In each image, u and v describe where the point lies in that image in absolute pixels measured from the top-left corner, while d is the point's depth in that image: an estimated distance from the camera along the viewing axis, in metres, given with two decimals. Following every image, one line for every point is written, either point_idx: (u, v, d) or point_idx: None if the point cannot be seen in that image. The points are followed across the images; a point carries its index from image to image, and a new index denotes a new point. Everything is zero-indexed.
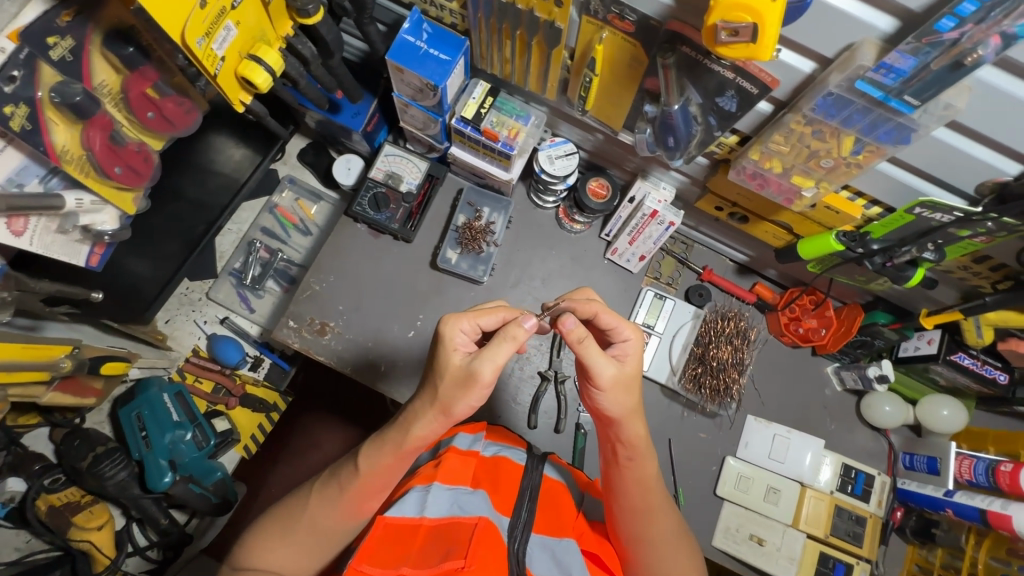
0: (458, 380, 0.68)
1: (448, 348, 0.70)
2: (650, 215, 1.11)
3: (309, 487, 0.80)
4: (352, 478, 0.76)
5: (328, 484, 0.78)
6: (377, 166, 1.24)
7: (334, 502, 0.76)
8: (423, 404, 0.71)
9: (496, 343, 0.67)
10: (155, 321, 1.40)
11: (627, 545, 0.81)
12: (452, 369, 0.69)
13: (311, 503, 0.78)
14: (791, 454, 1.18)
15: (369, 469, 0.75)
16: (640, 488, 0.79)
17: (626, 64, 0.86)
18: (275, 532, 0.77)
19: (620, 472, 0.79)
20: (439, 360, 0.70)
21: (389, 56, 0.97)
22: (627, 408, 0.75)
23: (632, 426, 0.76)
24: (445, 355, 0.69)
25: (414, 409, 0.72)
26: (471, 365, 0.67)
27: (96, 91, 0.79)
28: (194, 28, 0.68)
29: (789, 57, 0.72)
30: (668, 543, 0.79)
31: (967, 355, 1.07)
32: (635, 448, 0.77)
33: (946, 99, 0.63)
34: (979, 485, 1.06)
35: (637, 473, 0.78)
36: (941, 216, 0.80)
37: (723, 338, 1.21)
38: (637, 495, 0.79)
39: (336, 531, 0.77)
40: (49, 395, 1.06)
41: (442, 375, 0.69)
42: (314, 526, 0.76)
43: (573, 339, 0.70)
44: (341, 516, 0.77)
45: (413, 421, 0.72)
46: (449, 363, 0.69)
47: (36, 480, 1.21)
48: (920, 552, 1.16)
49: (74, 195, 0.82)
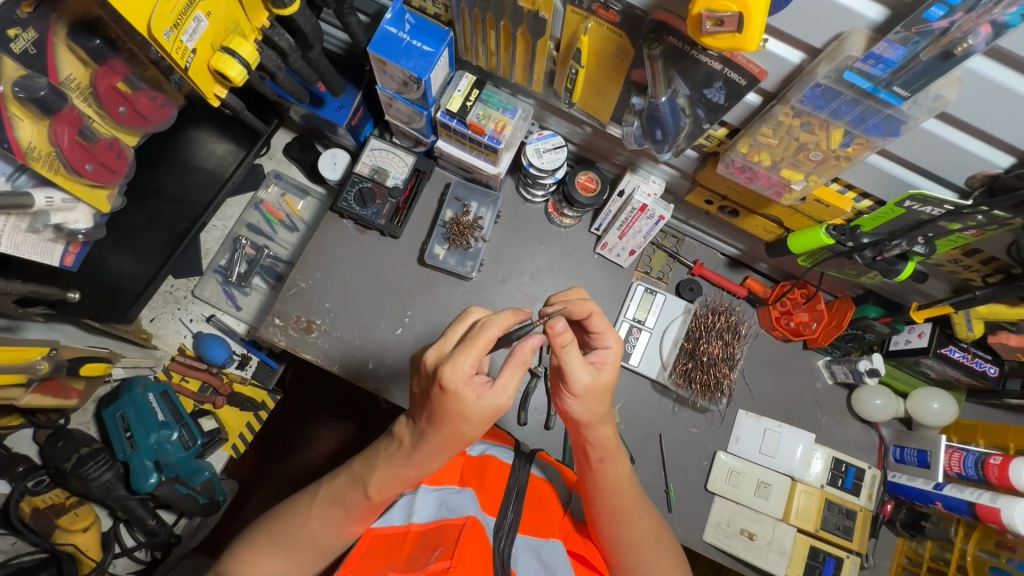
0: (483, 418, 0.66)
1: (463, 396, 0.64)
2: (640, 209, 1.09)
3: (307, 500, 0.76)
4: (360, 501, 0.73)
5: (330, 503, 0.74)
6: (363, 161, 1.22)
7: (338, 521, 0.74)
8: (436, 439, 0.67)
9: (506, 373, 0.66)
10: (139, 319, 1.37)
11: (610, 551, 0.80)
12: (478, 412, 0.65)
13: (312, 522, 0.74)
14: (782, 449, 1.18)
15: (382, 496, 0.72)
16: (617, 490, 0.78)
17: (612, 56, 0.84)
18: (271, 546, 0.74)
19: (594, 475, 0.78)
20: (455, 407, 0.64)
21: (371, 48, 0.95)
22: (597, 415, 0.74)
23: (600, 429, 0.75)
24: (467, 402, 0.64)
25: (425, 443, 0.68)
26: (500, 403, 0.66)
27: (62, 86, 0.78)
28: (161, 20, 0.66)
29: (776, 47, 0.70)
30: (648, 543, 0.79)
31: (958, 348, 1.06)
32: (606, 450, 0.77)
33: (935, 91, 0.62)
34: (968, 478, 1.06)
35: (613, 474, 0.78)
36: (931, 209, 0.79)
37: (714, 333, 1.20)
38: (614, 499, 0.78)
39: (335, 544, 0.76)
40: (27, 398, 1.03)
41: (467, 417, 0.65)
42: (314, 544, 0.75)
43: (559, 342, 0.68)
44: (343, 532, 0.75)
45: (422, 450, 0.69)
46: (470, 409, 0.64)
47: (19, 483, 1.19)
48: (910, 545, 1.16)
49: (44, 194, 0.80)
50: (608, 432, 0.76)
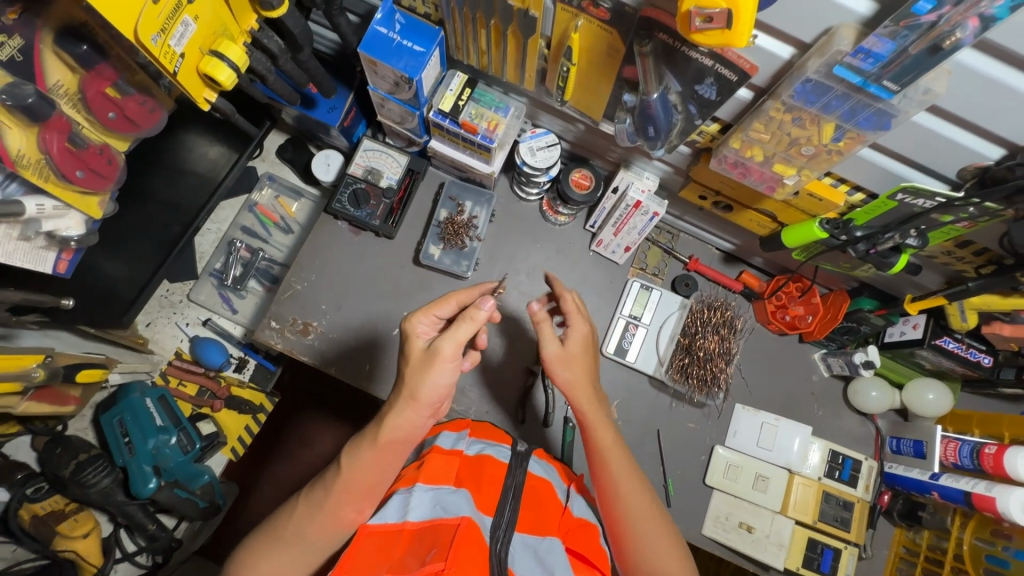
0: (422, 360, 0.75)
1: (412, 338, 0.79)
2: (633, 206, 1.09)
3: (296, 498, 0.79)
4: (335, 477, 0.76)
5: (314, 489, 0.78)
6: (356, 162, 1.22)
7: (319, 507, 0.75)
8: (396, 398, 0.75)
9: (456, 323, 0.75)
10: (135, 324, 1.37)
11: (613, 524, 0.81)
12: (417, 352, 0.77)
13: (297, 511, 0.77)
14: (779, 442, 1.19)
15: (351, 466, 0.75)
16: (613, 453, 0.84)
17: (603, 53, 0.84)
18: (264, 543, 0.76)
19: (590, 438, 0.85)
20: (404, 351, 0.78)
21: (361, 48, 0.95)
22: (572, 382, 0.86)
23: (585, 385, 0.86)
24: (411, 342, 0.78)
25: (389, 403, 0.76)
26: (434, 344, 0.74)
27: (50, 93, 0.78)
28: (148, 24, 0.65)
29: (766, 42, 0.70)
30: (646, 517, 0.80)
31: (952, 339, 1.07)
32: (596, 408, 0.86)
33: (925, 84, 0.62)
34: (964, 467, 1.07)
35: (605, 437, 0.85)
36: (923, 202, 0.79)
37: (710, 328, 1.20)
38: (612, 462, 0.83)
39: (322, 539, 0.75)
40: (24, 405, 1.03)
41: (410, 360, 0.77)
42: (300, 536, 0.75)
43: (536, 318, 0.85)
44: (327, 523, 0.75)
45: (388, 415, 0.75)
46: (413, 348, 0.78)
47: (18, 490, 1.19)
48: (907, 535, 1.17)
49: (35, 201, 0.79)
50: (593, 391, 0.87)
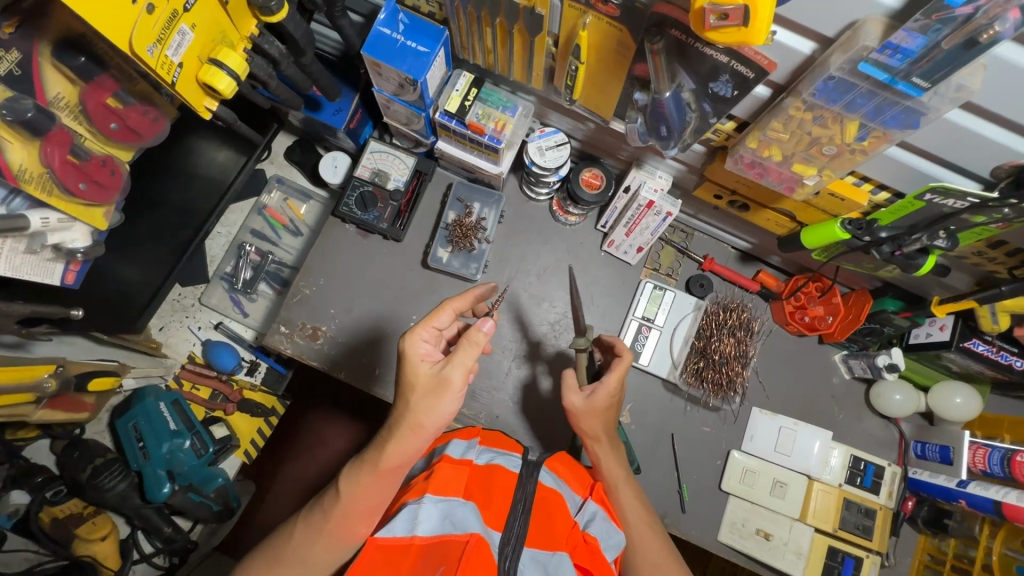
0: (429, 388, 0.73)
1: (414, 361, 0.75)
2: (646, 206, 1.05)
3: (296, 519, 0.79)
4: (334, 502, 0.76)
5: (312, 512, 0.77)
6: (363, 164, 1.20)
7: (319, 531, 0.75)
8: (397, 417, 0.74)
9: (460, 349, 0.74)
10: (149, 329, 1.39)
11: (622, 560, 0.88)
12: (422, 380, 0.74)
13: (295, 536, 0.76)
14: (798, 447, 1.15)
15: (350, 493, 0.75)
16: (626, 487, 0.94)
17: (613, 51, 0.80)
18: (263, 568, 0.75)
19: (606, 474, 0.95)
20: (408, 375, 0.74)
21: (365, 50, 0.93)
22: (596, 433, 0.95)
23: (607, 415, 0.95)
24: (413, 368, 0.74)
25: (390, 427, 0.74)
26: (442, 372, 0.73)
27: (51, 106, 0.77)
28: (143, 36, 0.64)
29: (786, 38, 0.67)
30: (654, 555, 0.88)
31: (981, 342, 1.02)
32: (613, 443, 0.97)
33: (958, 80, 0.58)
34: (993, 475, 1.02)
35: (617, 472, 0.95)
36: (954, 202, 0.75)
37: (725, 330, 1.16)
38: (624, 495, 0.93)
39: (323, 561, 0.76)
40: (39, 413, 1.05)
41: (414, 387, 0.74)
42: (301, 559, 0.75)
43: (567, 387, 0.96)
44: (327, 547, 0.75)
45: (388, 439, 0.74)
46: (417, 374, 0.74)
47: (37, 494, 1.21)
48: (932, 542, 1.13)
49: (39, 215, 0.79)
50: (612, 420, 0.97)
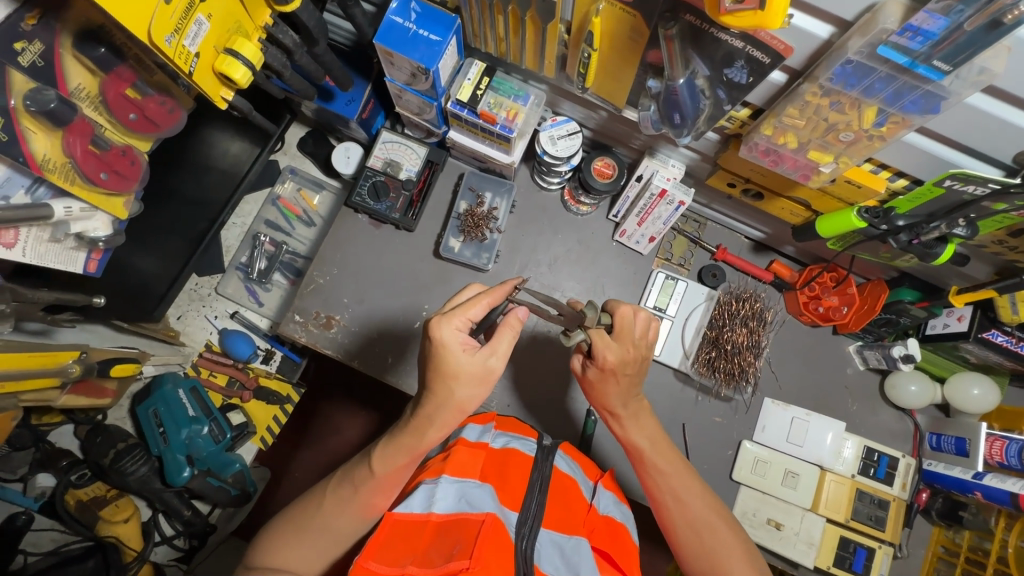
0: (474, 378, 0.73)
1: (452, 352, 0.72)
2: (659, 194, 1.04)
3: (325, 485, 0.81)
4: (367, 479, 0.77)
5: (342, 484, 0.79)
6: (376, 154, 1.21)
7: (347, 501, 0.78)
8: (431, 406, 0.74)
9: (500, 335, 0.74)
10: (167, 317, 1.41)
11: (667, 524, 0.84)
12: (467, 371, 0.72)
13: (325, 503, 0.78)
14: (811, 437, 1.14)
15: (383, 470, 0.76)
16: (656, 454, 0.85)
17: (626, 37, 0.80)
18: (289, 534, 0.77)
19: (630, 448, 0.87)
20: (447, 366, 0.72)
21: (377, 39, 0.93)
22: (616, 404, 0.86)
23: (615, 388, 0.84)
24: (455, 359, 0.72)
25: (425, 415, 0.74)
26: (488, 362, 0.73)
27: (73, 96, 0.79)
28: (161, 25, 0.66)
29: (803, 22, 0.66)
30: (700, 517, 0.81)
31: (1000, 332, 1.00)
32: (630, 410, 0.86)
33: (981, 63, 0.57)
34: (1011, 467, 1.01)
35: (642, 442, 0.86)
36: (974, 188, 0.73)
37: (738, 321, 1.17)
38: (655, 462, 0.85)
39: (347, 531, 0.78)
40: (63, 398, 1.09)
41: (457, 378, 0.72)
42: (326, 527, 0.77)
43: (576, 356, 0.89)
44: (355, 515, 0.77)
45: (428, 426, 0.75)
46: (459, 365, 0.72)
47: (63, 476, 1.25)
48: (946, 534, 1.13)
49: (63, 204, 0.83)
50: (622, 390, 0.85)
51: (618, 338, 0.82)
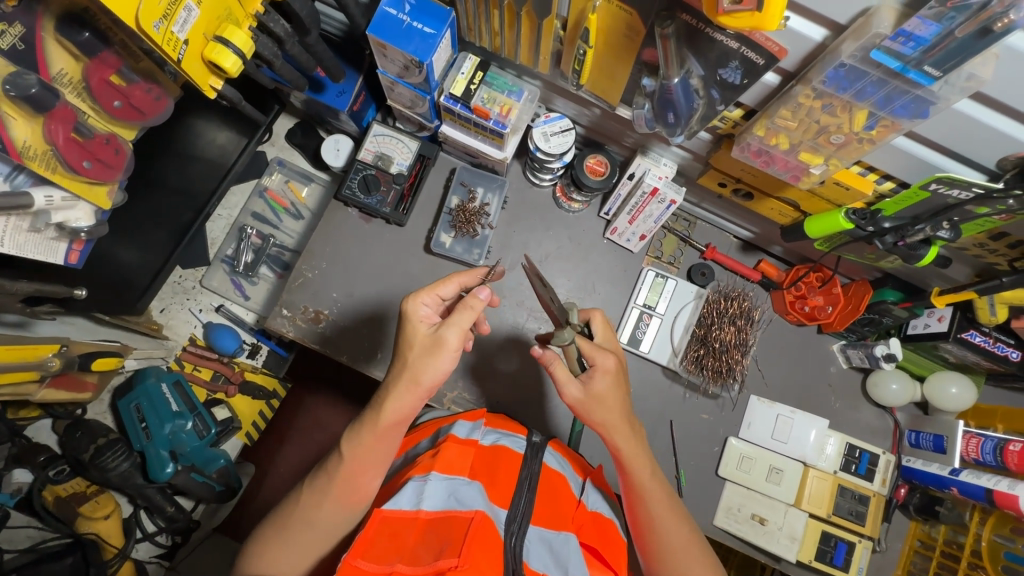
0: (425, 347, 0.75)
1: (414, 321, 0.77)
2: (650, 193, 1.04)
3: (298, 491, 0.79)
4: (338, 464, 0.76)
5: (317, 477, 0.78)
6: (366, 147, 1.19)
7: (324, 494, 0.76)
8: (394, 380, 0.76)
9: (456, 311, 0.75)
10: (150, 310, 1.38)
11: (635, 526, 0.84)
12: (420, 338, 0.76)
13: (303, 500, 0.77)
14: (794, 434, 1.17)
15: (353, 454, 0.76)
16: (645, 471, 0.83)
17: (621, 35, 0.79)
18: (272, 536, 0.76)
19: (621, 461, 0.83)
20: (407, 333, 0.77)
21: (371, 31, 0.91)
22: (608, 420, 0.82)
23: (612, 402, 0.81)
24: (412, 326, 0.76)
25: (386, 388, 0.76)
26: (438, 332, 0.74)
27: (55, 81, 0.77)
28: (148, 11, 0.64)
29: (798, 24, 0.66)
30: (680, 545, 0.80)
31: (978, 333, 1.04)
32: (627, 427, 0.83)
33: (969, 70, 0.59)
34: (985, 464, 1.05)
35: (635, 461, 0.83)
36: (958, 193, 0.75)
37: (726, 319, 1.17)
38: (642, 481, 0.83)
39: (331, 524, 0.76)
40: (42, 392, 1.09)
41: (412, 344, 0.76)
42: (308, 520, 0.76)
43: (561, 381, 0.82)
44: (333, 506, 0.76)
45: (386, 399, 0.75)
46: (416, 333, 0.76)
47: (40, 472, 1.22)
48: (923, 528, 1.16)
49: (43, 192, 0.80)
50: (619, 404, 0.82)
51: (602, 341, 0.87)
